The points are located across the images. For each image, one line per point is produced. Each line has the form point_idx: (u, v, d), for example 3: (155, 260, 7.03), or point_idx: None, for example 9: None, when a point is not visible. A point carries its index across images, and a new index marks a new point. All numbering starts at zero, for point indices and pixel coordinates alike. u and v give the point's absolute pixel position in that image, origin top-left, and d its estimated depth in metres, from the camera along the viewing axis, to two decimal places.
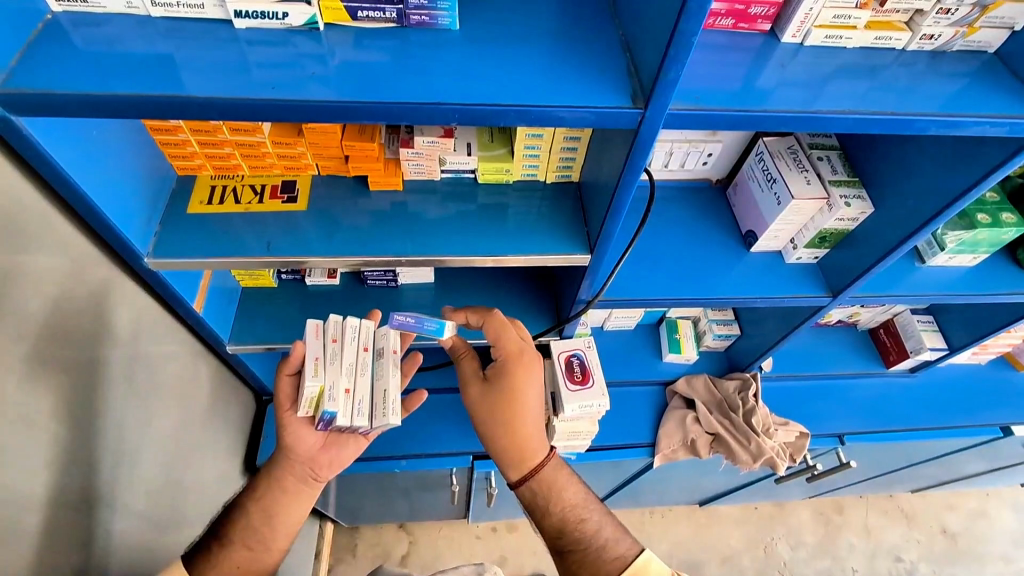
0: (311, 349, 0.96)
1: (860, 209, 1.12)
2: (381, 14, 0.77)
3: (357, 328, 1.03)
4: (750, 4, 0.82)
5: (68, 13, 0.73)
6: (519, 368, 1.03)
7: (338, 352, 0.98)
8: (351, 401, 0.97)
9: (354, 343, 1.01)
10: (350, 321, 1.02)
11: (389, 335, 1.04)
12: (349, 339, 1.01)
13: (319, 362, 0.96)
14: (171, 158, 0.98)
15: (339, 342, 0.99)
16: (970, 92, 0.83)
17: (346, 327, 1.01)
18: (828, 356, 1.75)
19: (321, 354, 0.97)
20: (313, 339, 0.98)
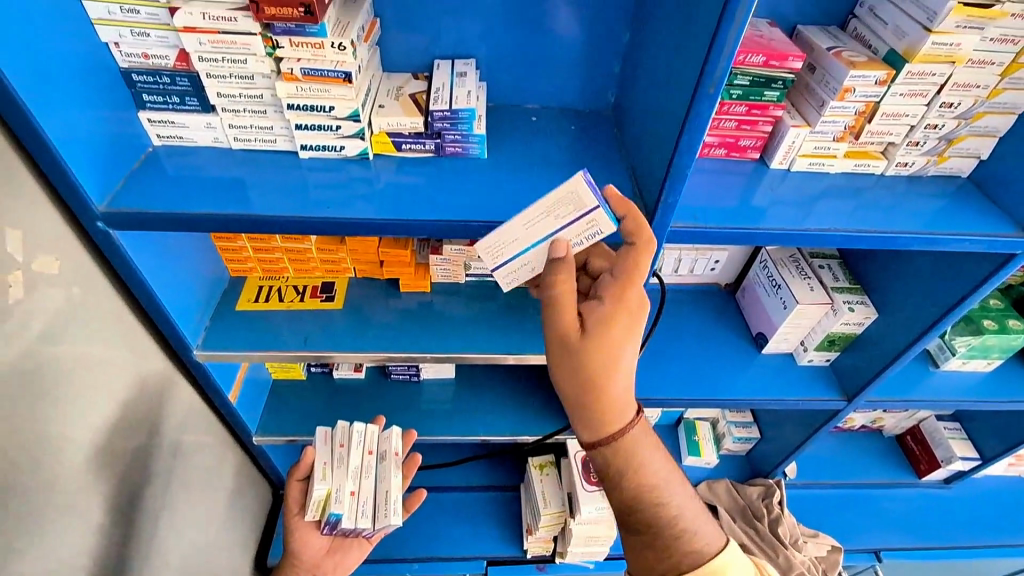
0: (319, 455, 1.01)
1: (864, 314, 1.16)
2: (422, 146, 0.90)
3: (363, 431, 1.06)
4: (739, 137, 0.95)
5: (165, 145, 0.88)
6: (621, 329, 0.72)
7: (345, 456, 1.02)
8: (353, 504, 0.99)
9: (359, 446, 1.04)
10: (356, 426, 1.06)
11: (392, 438, 1.06)
12: (355, 442, 1.04)
13: (327, 466, 1.00)
14: (227, 261, 1.10)
15: (345, 446, 1.03)
16: (949, 211, 0.92)
17: (352, 431, 1.05)
18: (855, 462, 1.70)
19: (329, 459, 1.01)
20: (321, 445, 1.03)
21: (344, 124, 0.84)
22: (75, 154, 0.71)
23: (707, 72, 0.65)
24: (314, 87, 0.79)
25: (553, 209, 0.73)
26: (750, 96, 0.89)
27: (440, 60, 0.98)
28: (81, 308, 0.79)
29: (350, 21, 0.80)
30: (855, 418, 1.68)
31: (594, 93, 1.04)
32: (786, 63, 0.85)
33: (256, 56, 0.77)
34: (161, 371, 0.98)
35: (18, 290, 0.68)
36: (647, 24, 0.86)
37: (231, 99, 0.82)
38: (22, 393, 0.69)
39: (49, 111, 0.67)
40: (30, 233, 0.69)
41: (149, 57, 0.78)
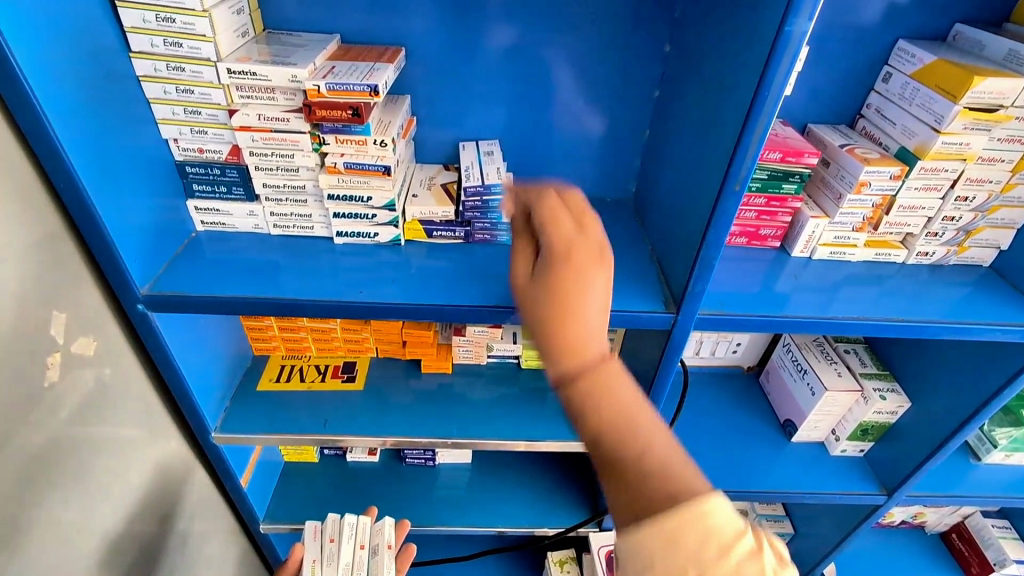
0: (308, 552, 0.97)
1: (896, 403, 1.14)
2: (451, 233, 0.94)
3: (354, 524, 1.01)
4: (759, 226, 0.97)
5: (207, 231, 0.92)
6: (561, 211, 0.56)
7: (336, 552, 0.97)
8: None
9: (349, 541, 0.99)
10: (347, 518, 1.01)
11: (384, 529, 1.00)
12: (347, 537, 0.99)
13: (316, 564, 0.96)
14: (252, 339, 1.12)
15: (335, 541, 0.99)
16: (976, 300, 0.92)
17: (342, 523, 1.01)
18: (899, 564, 1.57)
19: (318, 556, 0.97)
20: (311, 540, 0.99)
21: (380, 213, 0.88)
22: (127, 242, 0.75)
23: (732, 171, 0.68)
24: (355, 179, 0.84)
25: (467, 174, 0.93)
26: (768, 189, 0.93)
27: (465, 142, 1.03)
28: (111, 390, 0.79)
29: (390, 120, 0.86)
30: (895, 513, 1.58)
31: (615, 183, 1.09)
32: (802, 159, 0.89)
33: (303, 151, 0.82)
34: (181, 453, 0.97)
35: (53, 372, 0.68)
36: (668, 124, 0.91)
37: (275, 190, 0.87)
38: (43, 478, 0.68)
39: (110, 204, 0.71)
40: (74, 315, 0.71)
41: (204, 151, 0.84)
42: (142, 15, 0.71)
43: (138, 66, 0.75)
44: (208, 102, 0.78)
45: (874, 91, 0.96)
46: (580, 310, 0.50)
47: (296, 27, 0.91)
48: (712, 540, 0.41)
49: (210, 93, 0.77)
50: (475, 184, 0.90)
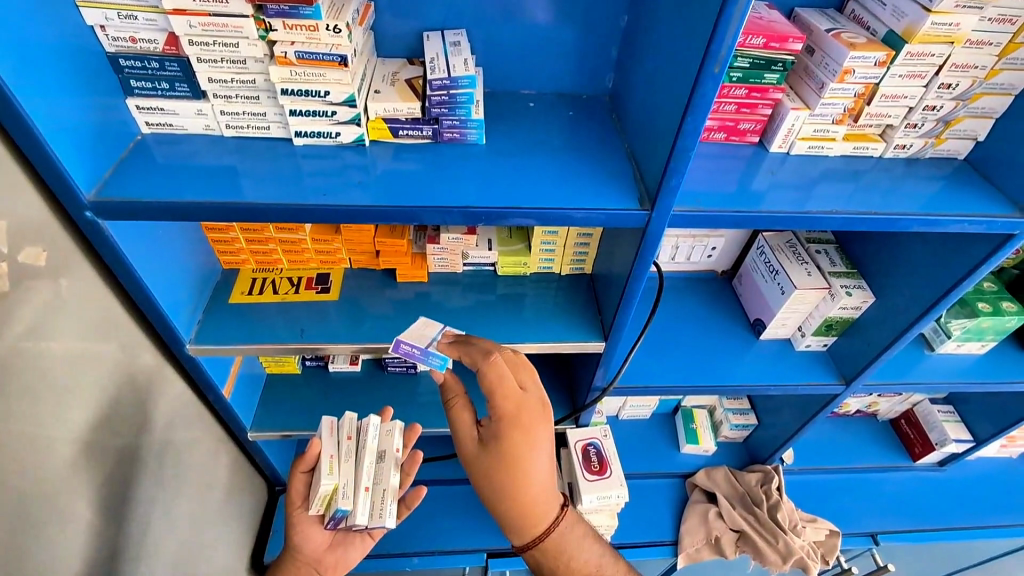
0: (326, 448, 1.00)
1: (861, 298, 1.18)
2: (418, 132, 0.89)
3: (374, 427, 1.05)
4: (739, 120, 0.94)
5: (154, 133, 0.85)
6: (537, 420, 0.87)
7: (354, 450, 1.03)
8: (363, 501, 0.99)
9: (371, 442, 1.03)
10: (371, 422, 1.05)
11: (391, 434, 1.06)
12: (368, 438, 1.03)
13: (333, 460, 0.99)
14: (219, 253, 1.08)
15: (354, 440, 1.04)
16: (947, 193, 0.92)
17: (364, 425, 1.05)
18: (850, 448, 1.71)
19: (336, 452, 1.01)
20: (328, 436, 1.03)
21: (340, 110, 0.83)
22: (62, 141, 0.69)
23: (711, 51, 0.64)
24: (309, 71, 0.77)
25: (432, 66, 0.86)
26: (750, 79, 0.88)
27: (429, 33, 0.95)
28: (69, 303, 0.76)
29: (345, 3, 0.78)
30: (851, 403, 1.70)
31: (591, 79, 1.03)
32: (786, 45, 0.85)
33: (248, 39, 0.74)
34: (153, 364, 0.96)
35: (4, 282, 0.65)
36: (646, 6, 0.85)
37: (223, 85, 0.80)
38: (11, 393, 0.68)
39: (35, 98, 0.64)
40: (15, 225, 0.67)
41: (137, 41, 0.76)
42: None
43: None
44: None
45: None
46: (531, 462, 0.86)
47: None
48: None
49: None
50: (438, 77, 0.84)
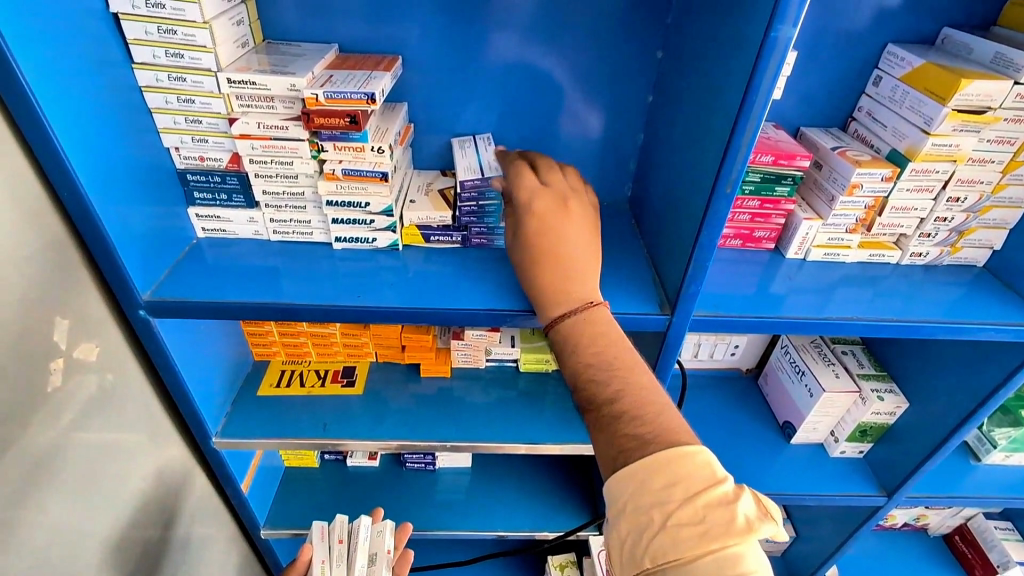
0: (316, 553, 0.97)
1: (895, 403, 1.14)
2: (449, 238, 0.95)
3: (366, 527, 1.01)
4: (754, 228, 0.98)
5: (208, 238, 0.93)
6: (552, 210, 0.77)
7: (345, 553, 0.99)
8: None
9: (362, 543, 0.99)
10: (364, 522, 1.01)
11: (383, 534, 1.02)
12: (360, 539, 1.00)
13: (325, 565, 0.97)
14: (252, 345, 1.13)
15: (345, 541, 1.00)
16: (970, 300, 0.92)
17: (356, 525, 1.01)
18: (902, 567, 1.56)
19: (327, 557, 0.98)
20: (320, 541, 1.00)
21: (378, 218, 0.89)
22: (128, 248, 0.76)
23: (722, 174, 0.68)
24: (352, 185, 0.85)
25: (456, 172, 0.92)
26: (762, 192, 0.94)
27: (459, 139, 1.03)
28: (111, 395, 0.80)
29: (388, 127, 0.87)
30: (897, 516, 1.58)
31: (611, 189, 1.10)
32: (794, 162, 0.90)
33: (302, 159, 0.83)
34: (180, 459, 0.97)
35: (57, 377, 0.70)
36: (662, 128, 0.92)
37: (275, 197, 0.88)
38: (47, 484, 0.70)
39: (112, 210, 0.72)
40: (77, 321, 0.73)
41: (205, 159, 0.85)
42: (131, 1, 0.70)
43: (140, 76, 0.75)
44: (209, 111, 0.79)
45: (865, 94, 0.98)
46: (586, 283, 0.73)
47: (295, 37, 0.92)
48: (682, 482, 0.56)
49: (211, 102, 0.78)
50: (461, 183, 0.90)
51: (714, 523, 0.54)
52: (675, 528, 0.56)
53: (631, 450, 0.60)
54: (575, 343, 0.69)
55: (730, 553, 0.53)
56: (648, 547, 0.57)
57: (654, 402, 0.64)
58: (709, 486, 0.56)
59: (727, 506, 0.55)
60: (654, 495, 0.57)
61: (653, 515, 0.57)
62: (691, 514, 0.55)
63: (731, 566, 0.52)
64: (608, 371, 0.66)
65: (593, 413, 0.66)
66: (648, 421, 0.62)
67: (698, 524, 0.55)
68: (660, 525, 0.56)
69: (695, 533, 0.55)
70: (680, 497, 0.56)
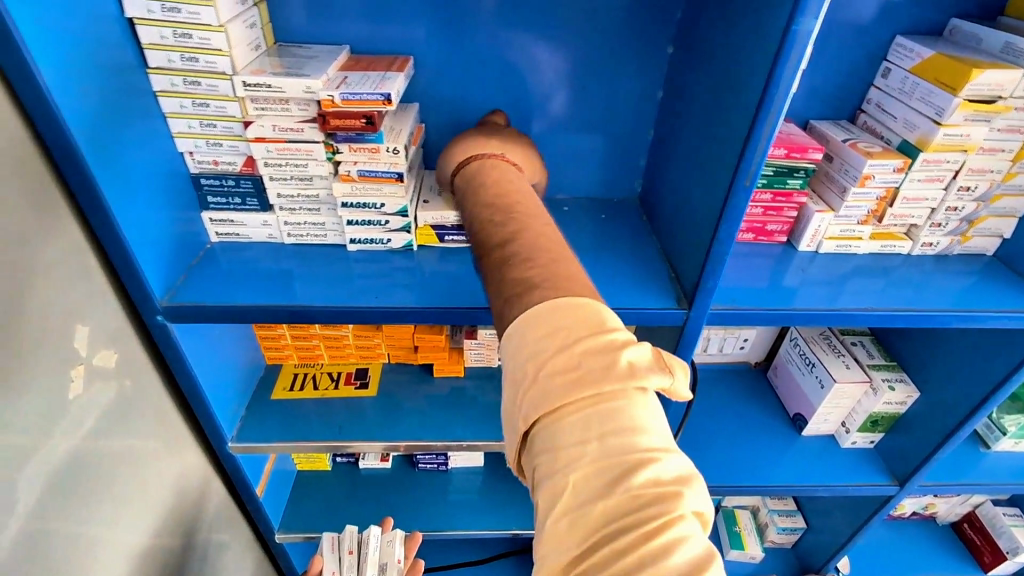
0: (326, 565, 0.98)
1: (906, 393, 1.15)
2: (463, 237, 0.95)
3: (375, 538, 1.01)
4: (766, 221, 0.99)
5: (221, 242, 0.92)
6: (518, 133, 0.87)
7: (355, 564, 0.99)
8: None
9: (370, 555, 0.99)
10: (373, 533, 1.01)
11: (393, 544, 1.01)
12: (369, 551, 1.00)
13: None
14: (265, 349, 1.12)
15: (355, 553, 1.01)
16: (980, 288, 0.93)
17: (365, 537, 1.02)
18: (912, 556, 1.57)
19: (337, 569, 0.98)
20: (330, 553, 1.00)
21: (393, 219, 0.89)
22: (145, 252, 0.75)
23: (742, 167, 0.69)
24: (368, 186, 0.85)
25: None
26: (774, 185, 0.94)
27: None
28: (131, 402, 0.80)
29: (401, 127, 0.87)
30: (906, 505, 1.59)
31: (621, 185, 1.11)
32: (806, 155, 0.91)
33: (316, 160, 0.83)
34: (196, 464, 0.97)
35: (78, 384, 0.70)
36: (674, 122, 0.92)
37: (290, 199, 0.88)
38: (70, 492, 0.69)
39: (130, 214, 0.72)
40: (96, 328, 0.72)
41: (218, 163, 0.84)
42: (146, 5, 0.69)
43: (155, 81, 0.75)
44: (224, 114, 0.79)
45: (874, 86, 0.98)
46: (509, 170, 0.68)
47: (305, 39, 0.92)
48: (562, 330, 0.43)
49: (226, 105, 0.78)
50: None
51: (589, 368, 0.40)
52: (547, 378, 0.41)
53: (514, 297, 0.47)
54: (474, 186, 0.65)
55: (608, 406, 0.39)
56: (522, 406, 0.41)
57: (552, 248, 0.51)
58: (594, 332, 0.42)
59: (612, 352, 0.41)
60: (529, 346, 0.43)
61: (525, 366, 0.42)
62: (567, 361, 0.41)
63: (607, 421, 0.39)
64: (509, 218, 0.56)
65: (482, 257, 0.54)
66: (537, 263, 0.49)
67: (573, 372, 0.40)
68: (534, 378, 0.41)
69: (567, 383, 0.40)
70: (556, 344, 0.42)
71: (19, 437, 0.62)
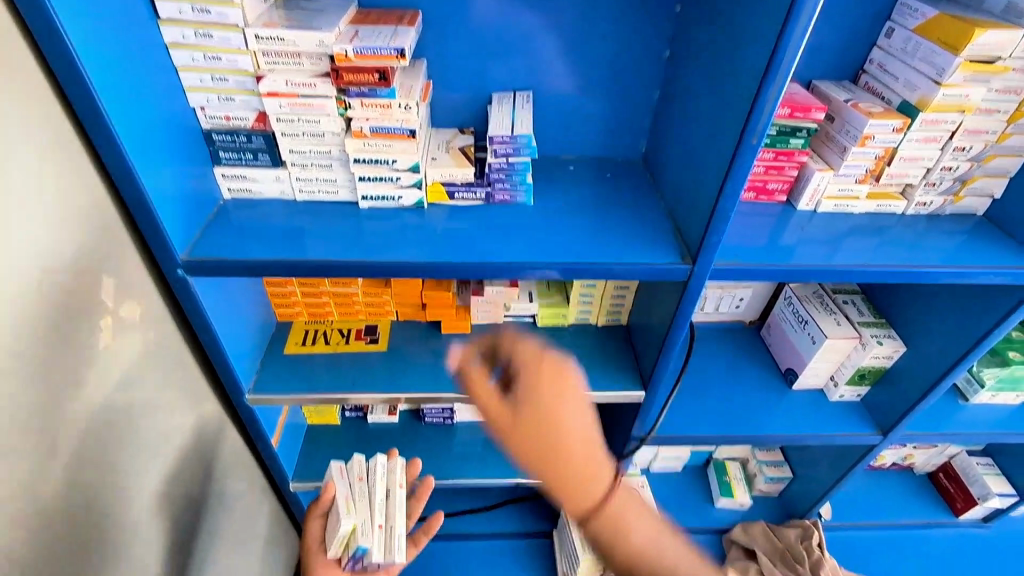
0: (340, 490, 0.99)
1: (893, 347, 1.21)
2: (473, 195, 0.96)
3: (383, 464, 1.04)
4: (768, 180, 1.01)
5: (234, 199, 0.94)
6: None
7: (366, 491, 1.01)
8: (378, 538, 0.97)
9: (381, 478, 1.02)
10: (377, 460, 1.04)
11: (396, 470, 1.05)
12: (379, 476, 1.02)
13: (349, 500, 0.98)
14: (276, 305, 1.15)
15: (364, 480, 1.02)
16: (970, 246, 0.97)
17: (371, 465, 1.04)
18: (887, 503, 1.67)
19: (350, 493, 1.00)
20: (341, 479, 1.02)
21: (405, 175, 0.91)
22: (164, 207, 0.77)
23: (749, 127, 0.71)
24: (380, 142, 0.86)
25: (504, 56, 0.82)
26: (777, 144, 0.97)
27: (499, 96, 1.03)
28: (155, 353, 0.82)
29: (412, 84, 0.87)
30: (885, 456, 1.68)
31: (626, 145, 1.12)
32: (810, 114, 0.93)
33: (329, 116, 0.84)
34: (215, 415, 1.01)
35: (106, 334, 0.72)
36: (681, 81, 0.93)
37: (302, 155, 0.89)
38: (101, 438, 0.73)
39: (149, 170, 0.73)
40: (120, 282, 0.74)
41: (231, 119, 0.85)
42: None
43: (167, 34, 0.75)
44: (236, 68, 0.79)
45: (877, 46, 0.99)
46: None
47: None
48: None
49: (238, 59, 0.78)
50: (503, 134, 0.92)
51: None
52: None
53: None
54: None
55: None
56: None
57: None
58: None
59: None
60: None
61: None
62: None
63: None
64: None
65: None
66: None
67: None
68: None
69: None
70: None
71: (54, 387, 0.65)
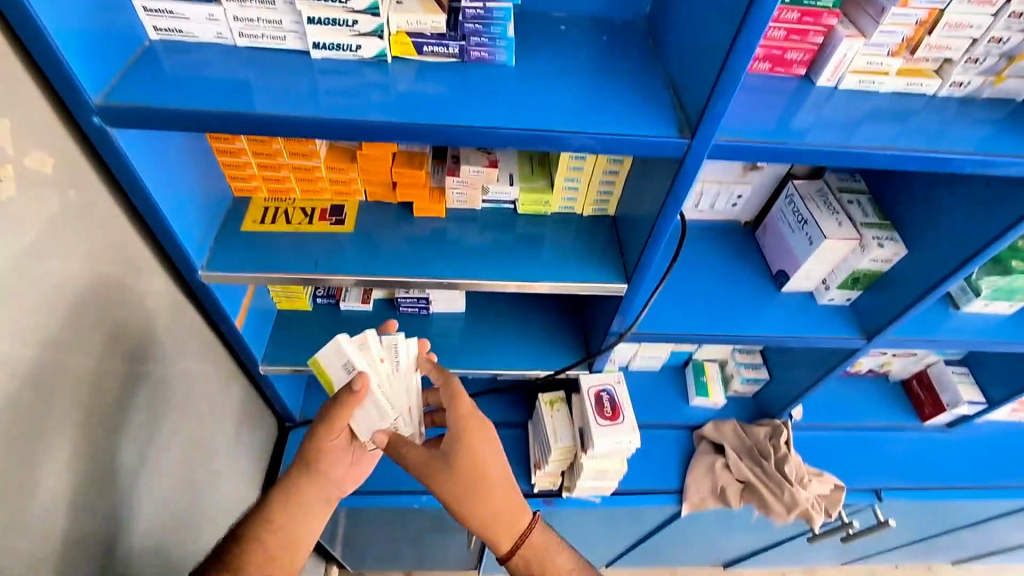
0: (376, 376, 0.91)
1: (894, 251, 1.14)
2: (444, 50, 0.83)
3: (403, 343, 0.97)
4: (786, 49, 0.88)
5: (162, 41, 0.80)
6: None
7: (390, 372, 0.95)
8: (413, 419, 0.99)
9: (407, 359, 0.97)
10: (400, 338, 0.97)
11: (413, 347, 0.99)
12: (406, 357, 0.97)
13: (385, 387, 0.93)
14: (230, 178, 1.04)
15: (387, 360, 0.95)
16: (1001, 135, 0.86)
17: (393, 344, 0.95)
18: (856, 408, 1.70)
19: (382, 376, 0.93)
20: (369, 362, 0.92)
21: (362, 18, 0.77)
22: (65, 35, 0.64)
23: None
24: None
25: None
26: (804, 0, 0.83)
27: None
28: (77, 214, 0.74)
29: None
30: (863, 362, 1.69)
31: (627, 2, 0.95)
32: None
33: None
34: (164, 289, 0.95)
35: (8, 185, 0.63)
36: None
37: None
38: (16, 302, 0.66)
39: None
40: (18, 125, 0.64)
41: None
42: None
43: None
44: None
45: None
46: None
47: None
48: None
49: None
50: None
51: None
52: None
53: None
54: None
55: None
56: None
57: None
58: None
59: None
60: None
61: None
62: None
63: None
64: None
65: None
66: None
67: None
68: None
69: None
70: None
71: None
